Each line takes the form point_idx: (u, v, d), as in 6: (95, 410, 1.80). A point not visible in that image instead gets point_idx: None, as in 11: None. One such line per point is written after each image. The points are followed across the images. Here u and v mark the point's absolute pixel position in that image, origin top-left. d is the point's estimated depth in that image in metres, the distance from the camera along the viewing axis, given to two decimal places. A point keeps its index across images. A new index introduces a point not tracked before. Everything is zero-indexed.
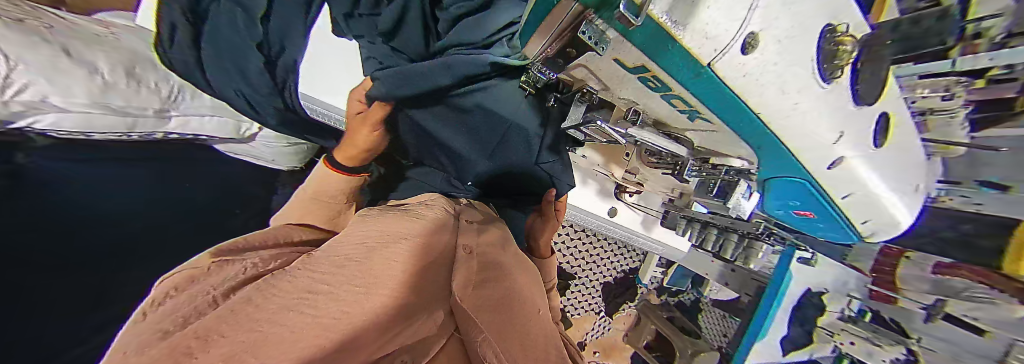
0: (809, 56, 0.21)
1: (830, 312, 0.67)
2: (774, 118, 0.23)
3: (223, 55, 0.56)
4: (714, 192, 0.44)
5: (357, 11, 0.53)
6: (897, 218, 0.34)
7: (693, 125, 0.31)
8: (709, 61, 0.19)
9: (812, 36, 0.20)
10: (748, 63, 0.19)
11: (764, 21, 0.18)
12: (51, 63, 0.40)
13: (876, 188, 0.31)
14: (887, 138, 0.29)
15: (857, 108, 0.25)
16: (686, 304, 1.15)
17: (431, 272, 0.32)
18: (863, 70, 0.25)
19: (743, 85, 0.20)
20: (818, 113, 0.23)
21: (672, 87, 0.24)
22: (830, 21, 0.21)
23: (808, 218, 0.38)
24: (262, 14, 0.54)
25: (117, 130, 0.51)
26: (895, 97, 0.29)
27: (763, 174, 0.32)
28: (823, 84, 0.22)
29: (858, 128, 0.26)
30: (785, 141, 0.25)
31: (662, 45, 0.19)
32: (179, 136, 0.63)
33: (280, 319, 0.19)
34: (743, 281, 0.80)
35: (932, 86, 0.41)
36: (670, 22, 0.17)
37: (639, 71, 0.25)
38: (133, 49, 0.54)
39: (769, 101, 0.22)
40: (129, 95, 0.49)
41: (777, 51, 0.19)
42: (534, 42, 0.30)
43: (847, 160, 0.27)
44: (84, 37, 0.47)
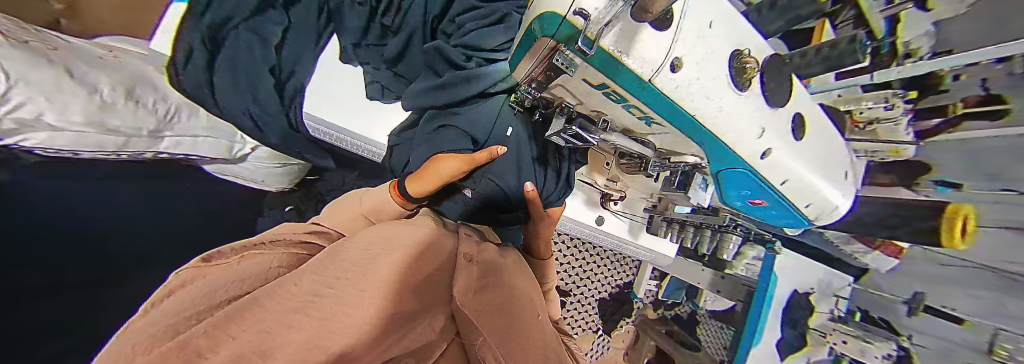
0: (722, 74, 0.25)
1: (819, 313, 0.70)
2: (707, 119, 0.26)
3: (238, 76, 0.59)
4: (677, 184, 0.50)
5: (364, 41, 0.62)
6: (836, 204, 0.37)
7: (650, 129, 0.35)
8: (649, 76, 0.22)
9: (723, 59, 0.25)
10: (677, 80, 0.23)
11: (684, 48, 0.23)
12: (55, 81, 0.41)
13: (807, 176, 0.34)
14: (805, 132, 0.32)
15: (773, 109, 0.29)
16: (683, 317, 1.13)
17: (434, 278, 0.33)
18: (770, 82, 0.29)
19: (677, 96, 0.24)
20: (741, 115, 0.27)
21: (630, 100, 0.28)
22: (737, 47, 0.26)
23: (762, 207, 0.41)
24: (277, 42, 0.62)
25: (105, 150, 0.50)
26: (803, 98, 0.33)
27: (713, 168, 0.34)
28: (738, 91, 0.26)
29: (777, 124, 0.30)
30: (721, 136, 0.28)
31: (612, 64, 0.23)
32: (169, 155, 0.61)
33: (290, 321, 0.20)
34: (732, 288, 0.83)
35: (874, 98, 0.48)
36: (618, 52, 0.22)
37: (601, 88, 0.28)
38: (132, 71, 0.55)
39: (699, 106, 0.25)
40: (126, 115, 0.50)
41: (696, 70, 0.24)
42: (520, 65, 0.33)
43: (775, 151, 0.31)
44: (88, 59, 0.49)
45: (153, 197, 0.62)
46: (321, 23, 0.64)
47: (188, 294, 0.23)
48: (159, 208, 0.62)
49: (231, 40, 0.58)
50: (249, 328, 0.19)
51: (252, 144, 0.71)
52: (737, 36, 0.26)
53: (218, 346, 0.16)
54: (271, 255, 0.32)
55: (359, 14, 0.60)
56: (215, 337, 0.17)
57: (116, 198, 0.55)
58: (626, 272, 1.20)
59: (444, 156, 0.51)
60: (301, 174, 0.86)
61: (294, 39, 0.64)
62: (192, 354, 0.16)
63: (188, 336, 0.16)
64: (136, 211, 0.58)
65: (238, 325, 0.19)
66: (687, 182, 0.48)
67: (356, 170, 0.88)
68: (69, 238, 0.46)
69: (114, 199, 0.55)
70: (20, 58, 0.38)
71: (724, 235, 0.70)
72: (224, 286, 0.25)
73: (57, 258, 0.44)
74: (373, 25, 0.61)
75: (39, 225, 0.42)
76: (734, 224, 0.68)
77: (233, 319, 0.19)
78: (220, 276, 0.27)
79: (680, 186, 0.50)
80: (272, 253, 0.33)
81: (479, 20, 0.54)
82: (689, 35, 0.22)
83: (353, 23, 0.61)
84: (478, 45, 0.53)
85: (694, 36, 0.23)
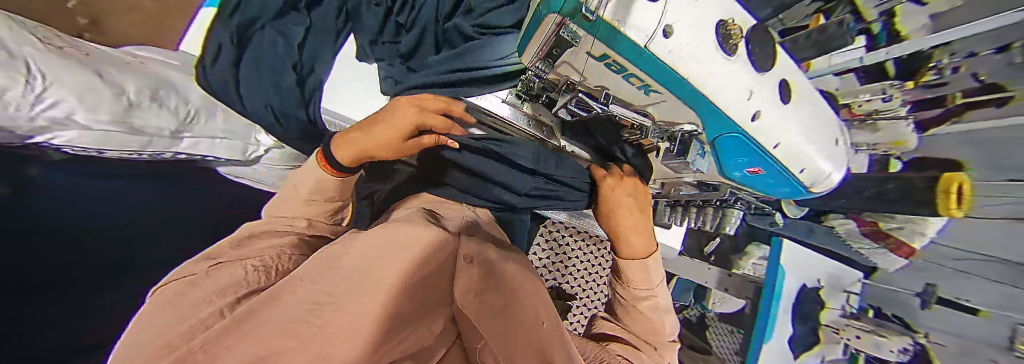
0: (710, 40, 0.27)
1: (830, 308, 0.69)
2: (702, 81, 0.28)
3: (262, 67, 0.61)
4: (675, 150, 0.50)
5: (381, 40, 0.68)
6: (828, 169, 0.39)
7: (648, 99, 0.35)
8: (644, 42, 0.25)
9: (711, 26, 0.27)
10: (669, 44, 0.25)
11: (675, 15, 0.25)
12: (87, 82, 0.44)
13: (796, 138, 0.35)
14: (791, 96, 0.34)
15: (760, 74, 0.31)
16: (693, 320, 1.11)
17: (436, 278, 0.30)
18: (756, 47, 0.31)
19: (672, 58, 0.26)
20: (732, 77, 0.29)
21: (629, 70, 0.29)
22: (724, 17, 0.28)
23: (759, 176, 0.41)
24: (300, 41, 0.65)
25: (129, 150, 0.52)
26: (788, 65, 0.35)
27: (709, 135, 0.36)
28: (727, 56, 0.28)
29: (763, 90, 0.32)
30: (712, 100, 0.30)
31: (612, 35, 0.25)
32: (187, 156, 0.62)
33: (299, 314, 0.20)
34: (740, 284, 0.80)
35: (869, 91, 0.54)
36: (615, 21, 0.24)
37: (601, 60, 0.29)
38: (158, 76, 0.58)
39: (692, 70, 0.27)
40: (148, 115, 0.52)
41: (688, 35, 0.26)
42: (529, 48, 0.35)
43: (765, 113, 0.32)
44: (116, 63, 0.53)
45: (164, 199, 0.63)
46: (340, 23, 0.68)
47: (191, 299, 0.23)
48: (168, 210, 0.63)
49: (258, 37, 0.62)
50: (259, 321, 0.19)
51: (265, 146, 0.73)
52: (725, 7, 0.28)
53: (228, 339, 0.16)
54: (280, 238, 0.37)
55: (376, 16, 0.68)
56: (229, 332, 0.17)
57: (128, 202, 0.56)
58: None
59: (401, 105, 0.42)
60: None
61: (315, 40, 0.67)
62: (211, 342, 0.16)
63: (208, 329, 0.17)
64: (145, 212, 0.59)
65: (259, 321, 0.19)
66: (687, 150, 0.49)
67: None
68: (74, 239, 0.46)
69: (127, 203, 0.56)
70: (57, 62, 0.41)
71: (725, 209, 0.72)
72: (236, 283, 0.26)
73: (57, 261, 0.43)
74: (388, 25, 0.69)
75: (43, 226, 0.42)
76: (735, 199, 0.69)
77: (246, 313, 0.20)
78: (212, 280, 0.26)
79: (679, 152, 0.49)
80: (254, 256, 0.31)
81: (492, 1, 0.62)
82: (681, 2, 0.25)
83: (372, 22, 0.68)
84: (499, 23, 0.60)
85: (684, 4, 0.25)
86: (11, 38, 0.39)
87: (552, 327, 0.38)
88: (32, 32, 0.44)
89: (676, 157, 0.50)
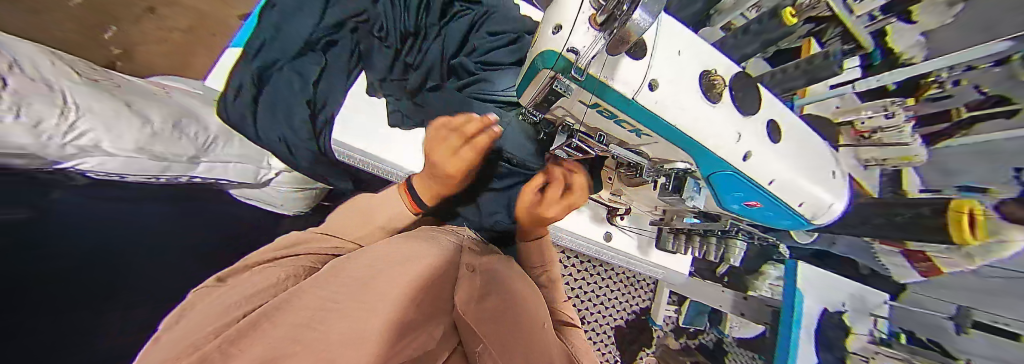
0: (692, 88, 0.30)
1: (856, 334, 0.64)
2: (689, 127, 0.30)
3: (276, 107, 0.66)
4: (671, 187, 0.51)
5: (389, 77, 0.69)
6: (829, 202, 0.38)
7: (641, 140, 0.36)
8: (632, 95, 0.28)
9: (692, 75, 0.30)
10: (656, 96, 0.28)
11: (658, 72, 0.28)
12: (114, 112, 0.47)
13: (792, 175, 0.35)
14: (780, 135, 0.35)
15: (745, 117, 0.32)
16: (709, 346, 1.05)
17: (436, 287, 0.32)
18: (739, 93, 0.32)
19: (658, 109, 0.29)
20: (716, 122, 0.30)
21: (620, 117, 0.31)
22: (705, 68, 0.31)
23: (758, 209, 0.39)
24: (315, 78, 0.68)
25: (148, 174, 0.54)
26: (775, 104, 0.35)
27: (705, 172, 0.35)
28: (710, 103, 0.30)
29: (751, 132, 0.32)
30: (704, 142, 0.31)
31: (602, 88, 0.28)
32: (201, 179, 0.65)
33: (294, 335, 0.20)
34: (757, 308, 0.79)
35: (871, 107, 0.53)
36: (602, 76, 0.27)
37: (593, 108, 0.32)
38: (180, 106, 0.62)
39: (677, 117, 0.29)
40: (169, 143, 0.55)
41: (671, 88, 0.29)
42: (523, 93, 0.36)
43: (755, 153, 0.33)
44: (144, 95, 0.56)
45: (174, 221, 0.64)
46: (351, 62, 0.70)
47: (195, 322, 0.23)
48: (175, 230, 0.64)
49: (275, 77, 0.66)
50: (255, 342, 0.19)
51: (276, 170, 0.75)
52: (703, 59, 0.31)
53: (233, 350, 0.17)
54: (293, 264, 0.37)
55: (385, 56, 0.67)
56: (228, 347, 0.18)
57: (139, 222, 0.58)
58: (643, 295, 1.15)
59: (440, 148, 0.47)
60: (316, 198, 0.89)
61: (328, 77, 0.70)
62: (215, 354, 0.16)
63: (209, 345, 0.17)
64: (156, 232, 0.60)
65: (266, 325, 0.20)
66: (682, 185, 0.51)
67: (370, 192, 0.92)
68: (93, 257, 0.47)
69: (143, 224, 0.58)
70: (89, 94, 0.45)
71: (727, 240, 0.71)
72: (236, 304, 0.26)
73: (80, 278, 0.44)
74: (396, 65, 0.68)
75: (63, 245, 0.44)
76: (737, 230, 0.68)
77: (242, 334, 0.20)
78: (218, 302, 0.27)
79: (675, 189, 0.51)
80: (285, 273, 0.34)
81: (499, 37, 0.62)
82: (660, 60, 0.29)
83: (382, 63, 0.68)
84: (501, 60, 0.60)
85: (663, 60, 0.29)
86: (51, 73, 0.42)
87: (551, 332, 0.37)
88: (71, 67, 0.48)
89: (672, 193, 0.52)
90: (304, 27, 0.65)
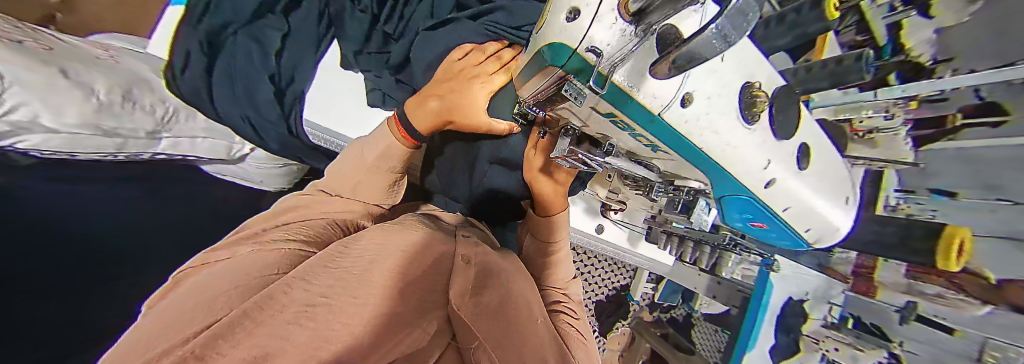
0: (733, 106, 0.25)
1: (813, 319, 0.69)
2: (713, 152, 0.27)
3: (234, 78, 0.61)
4: (681, 208, 0.52)
5: (365, 50, 0.61)
6: (836, 225, 0.38)
7: (655, 155, 0.34)
8: (658, 111, 0.24)
9: (735, 92, 0.25)
10: (686, 114, 0.24)
11: (695, 84, 0.24)
12: (49, 82, 0.41)
13: (809, 202, 0.34)
14: (808, 162, 0.33)
15: (779, 142, 0.29)
16: (679, 320, 1.13)
17: (427, 282, 0.32)
18: (779, 113, 0.29)
19: (686, 128, 0.25)
20: (748, 147, 0.28)
21: (636, 129, 0.28)
22: (749, 80, 0.26)
23: (762, 229, 0.41)
24: (278, 48, 0.62)
25: (104, 150, 0.51)
26: (810, 128, 0.33)
27: (717, 192, 0.35)
28: (748, 126, 0.27)
29: (783, 157, 0.30)
30: (727, 166, 0.29)
31: (623, 101, 0.24)
32: (166, 156, 0.62)
33: (282, 331, 0.19)
34: (728, 293, 0.82)
35: (873, 107, 0.43)
36: (629, 86, 0.23)
37: (607, 116, 0.28)
38: (131, 73, 0.55)
39: (707, 141, 0.26)
40: (123, 117, 0.50)
41: (707, 105, 0.24)
42: (529, 87, 0.32)
43: (779, 180, 0.31)
44: (83, 59, 0.49)
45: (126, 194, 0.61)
46: (322, 29, 0.64)
47: (183, 313, 0.21)
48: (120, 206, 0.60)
49: (229, 44, 0.60)
50: (247, 331, 0.18)
51: (251, 146, 0.70)
52: (749, 69, 0.26)
53: (218, 349, 0.16)
54: (280, 253, 0.33)
55: (360, 23, 0.59)
56: (215, 340, 0.17)
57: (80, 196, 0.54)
58: (624, 275, 1.23)
59: (464, 79, 0.47)
60: (299, 174, 0.86)
61: (292, 46, 0.64)
62: (203, 351, 0.15)
63: (191, 344, 0.16)
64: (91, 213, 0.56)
65: (250, 323, 0.19)
66: (692, 206, 0.47)
67: None
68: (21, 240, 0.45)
69: None
70: (14, 58, 0.38)
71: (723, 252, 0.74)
72: (224, 295, 0.24)
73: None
74: (374, 34, 0.61)
75: None
76: (733, 244, 0.71)
77: (232, 324, 0.19)
78: (196, 299, 0.24)
79: (683, 209, 0.51)
80: (276, 260, 0.31)
81: None
82: (703, 72, 0.23)
83: (356, 31, 0.60)
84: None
85: (706, 72, 0.23)
86: None
87: (545, 324, 0.39)
88: None
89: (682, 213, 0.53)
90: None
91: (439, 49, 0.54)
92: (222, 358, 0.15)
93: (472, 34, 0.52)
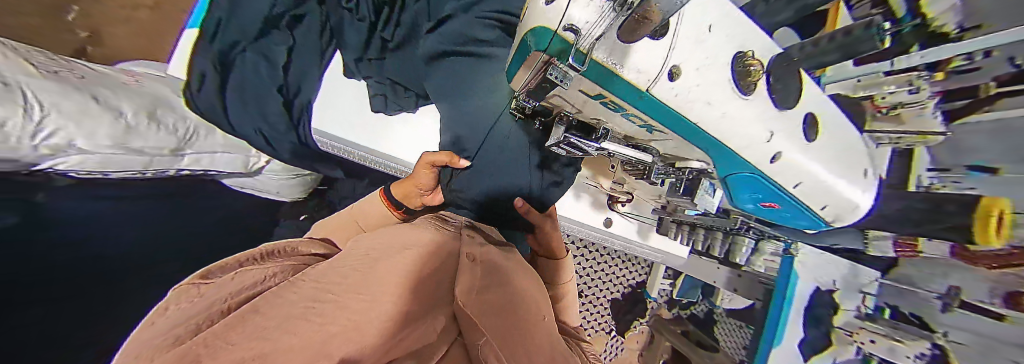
0: (726, 77, 0.26)
1: (844, 310, 0.65)
2: (709, 126, 0.27)
3: (247, 99, 0.64)
4: (683, 190, 0.50)
5: (365, 57, 0.64)
6: (854, 202, 0.36)
7: (651, 136, 0.34)
8: (645, 86, 0.24)
9: (725, 60, 0.26)
10: (675, 87, 0.24)
11: (681, 56, 0.24)
12: (82, 108, 0.44)
13: (821, 178, 0.33)
14: (816, 132, 0.32)
15: (781, 111, 0.29)
16: (699, 316, 1.10)
17: (435, 281, 0.32)
18: (777, 83, 0.29)
19: (677, 103, 0.25)
20: (745, 117, 0.27)
21: (627, 109, 0.28)
22: (739, 50, 0.26)
23: (774, 209, 0.39)
24: (284, 62, 0.66)
25: (132, 169, 0.54)
26: (816, 98, 0.32)
27: (720, 173, 0.33)
28: (743, 95, 0.27)
29: (786, 128, 0.29)
30: (727, 142, 0.28)
31: (608, 78, 0.24)
32: (188, 171, 0.65)
33: (289, 326, 0.19)
34: (747, 285, 0.80)
35: (896, 83, 0.44)
36: (612, 63, 0.23)
37: (596, 98, 0.28)
38: (155, 95, 0.59)
39: (701, 114, 0.26)
40: (149, 136, 0.53)
41: (697, 76, 0.25)
42: (518, 76, 0.32)
43: (785, 155, 0.30)
44: (110, 84, 0.53)
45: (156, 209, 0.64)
46: (325, 41, 0.67)
47: (197, 306, 0.22)
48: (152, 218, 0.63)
49: (240, 60, 0.63)
50: (254, 326, 0.19)
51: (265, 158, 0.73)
52: (740, 38, 0.26)
53: (224, 343, 0.16)
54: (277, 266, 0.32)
55: (359, 30, 0.62)
56: (224, 336, 0.17)
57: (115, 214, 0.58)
58: (639, 270, 1.18)
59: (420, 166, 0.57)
60: (313, 183, 0.89)
61: (300, 57, 0.68)
62: (215, 345, 0.16)
63: (202, 340, 0.16)
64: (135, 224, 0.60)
65: (259, 318, 0.19)
66: (695, 187, 0.47)
67: (365, 177, 0.94)
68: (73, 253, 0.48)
69: (124, 219, 0.58)
70: (49, 88, 0.41)
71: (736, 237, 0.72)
72: (223, 296, 0.23)
73: (51, 280, 0.44)
74: (372, 41, 0.63)
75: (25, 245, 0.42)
76: (745, 228, 0.69)
77: (239, 320, 0.19)
78: (188, 300, 0.23)
79: (686, 192, 0.49)
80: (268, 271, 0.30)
81: None
82: (687, 43, 0.24)
83: (354, 39, 0.63)
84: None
85: (692, 44, 0.24)
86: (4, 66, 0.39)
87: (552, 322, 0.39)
88: (26, 58, 0.44)
89: (683, 195, 0.51)
90: (258, 5, 0.60)
91: (432, 47, 0.55)
92: (230, 350, 0.15)
93: (468, 29, 0.51)
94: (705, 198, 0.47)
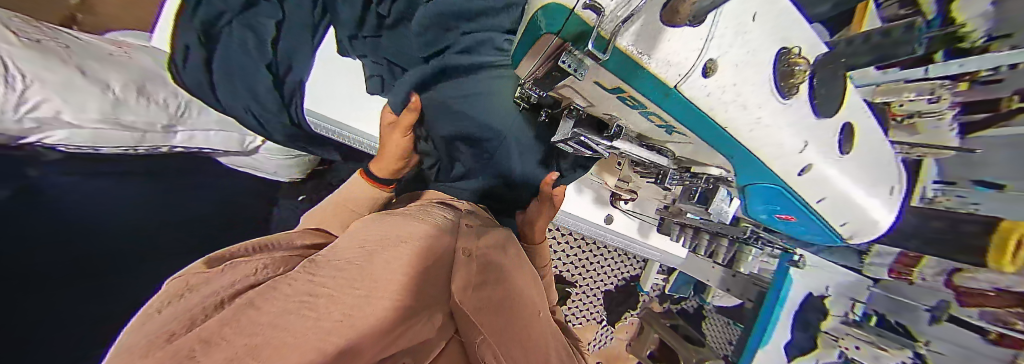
0: (766, 78, 0.24)
1: (833, 316, 0.66)
2: (741, 131, 0.26)
3: (232, 75, 0.60)
4: (699, 199, 0.50)
5: (359, 34, 0.61)
6: (876, 218, 0.36)
7: (669, 137, 0.33)
8: (674, 83, 0.22)
9: (769, 59, 0.23)
10: (709, 85, 0.22)
11: (720, 49, 0.21)
12: (67, 81, 0.43)
13: (848, 192, 0.33)
14: (852, 145, 0.31)
15: (819, 120, 0.28)
16: (690, 311, 1.13)
17: (435, 273, 0.32)
18: (820, 87, 0.27)
19: (707, 104, 0.23)
20: (780, 125, 0.26)
21: (647, 106, 0.26)
22: (785, 45, 0.24)
23: (792, 222, 0.38)
24: (272, 38, 0.62)
25: (125, 145, 0.53)
26: (858, 107, 0.31)
27: (739, 181, 0.33)
28: (784, 99, 0.25)
29: (822, 138, 0.28)
30: (756, 150, 0.27)
31: (632, 72, 0.22)
32: (183, 149, 0.64)
33: (282, 321, 0.18)
34: (742, 285, 0.80)
35: (918, 88, 0.41)
36: (638, 52, 0.21)
37: (615, 92, 0.27)
38: (142, 68, 0.56)
39: (734, 117, 0.24)
40: (140, 111, 0.52)
41: (735, 73, 0.22)
42: (524, 65, 0.31)
43: (816, 166, 0.30)
44: (97, 55, 0.50)
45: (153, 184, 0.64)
46: (316, 16, 0.63)
47: (203, 290, 0.22)
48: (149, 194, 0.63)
49: (226, 34, 0.59)
50: (245, 320, 0.18)
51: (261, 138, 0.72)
52: (787, 32, 0.24)
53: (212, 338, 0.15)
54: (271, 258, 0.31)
55: (351, 4, 0.57)
56: (214, 332, 0.16)
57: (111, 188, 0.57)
58: (636, 263, 1.19)
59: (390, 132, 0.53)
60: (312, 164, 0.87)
61: (288, 34, 0.64)
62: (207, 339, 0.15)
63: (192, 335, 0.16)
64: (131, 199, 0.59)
65: (253, 312, 0.19)
66: (710, 195, 0.47)
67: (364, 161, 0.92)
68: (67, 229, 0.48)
69: (119, 194, 0.57)
70: (31, 58, 0.40)
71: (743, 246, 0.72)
72: (225, 285, 0.23)
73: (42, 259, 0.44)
74: (368, 16, 0.59)
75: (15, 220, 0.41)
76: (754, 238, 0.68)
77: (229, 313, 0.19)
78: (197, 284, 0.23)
79: (701, 201, 0.50)
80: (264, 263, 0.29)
81: None
82: (730, 31, 0.21)
83: (347, 13, 0.58)
84: None
85: (734, 33, 0.21)
86: None
87: (546, 317, 0.39)
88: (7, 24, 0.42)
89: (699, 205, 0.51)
90: None
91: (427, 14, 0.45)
92: (223, 345, 0.14)
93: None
94: (721, 208, 0.46)
